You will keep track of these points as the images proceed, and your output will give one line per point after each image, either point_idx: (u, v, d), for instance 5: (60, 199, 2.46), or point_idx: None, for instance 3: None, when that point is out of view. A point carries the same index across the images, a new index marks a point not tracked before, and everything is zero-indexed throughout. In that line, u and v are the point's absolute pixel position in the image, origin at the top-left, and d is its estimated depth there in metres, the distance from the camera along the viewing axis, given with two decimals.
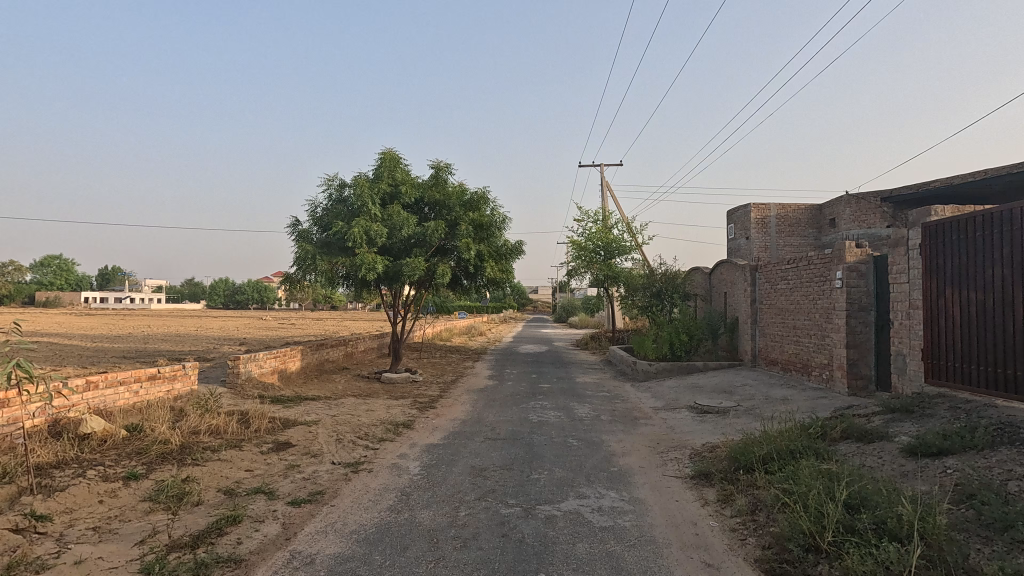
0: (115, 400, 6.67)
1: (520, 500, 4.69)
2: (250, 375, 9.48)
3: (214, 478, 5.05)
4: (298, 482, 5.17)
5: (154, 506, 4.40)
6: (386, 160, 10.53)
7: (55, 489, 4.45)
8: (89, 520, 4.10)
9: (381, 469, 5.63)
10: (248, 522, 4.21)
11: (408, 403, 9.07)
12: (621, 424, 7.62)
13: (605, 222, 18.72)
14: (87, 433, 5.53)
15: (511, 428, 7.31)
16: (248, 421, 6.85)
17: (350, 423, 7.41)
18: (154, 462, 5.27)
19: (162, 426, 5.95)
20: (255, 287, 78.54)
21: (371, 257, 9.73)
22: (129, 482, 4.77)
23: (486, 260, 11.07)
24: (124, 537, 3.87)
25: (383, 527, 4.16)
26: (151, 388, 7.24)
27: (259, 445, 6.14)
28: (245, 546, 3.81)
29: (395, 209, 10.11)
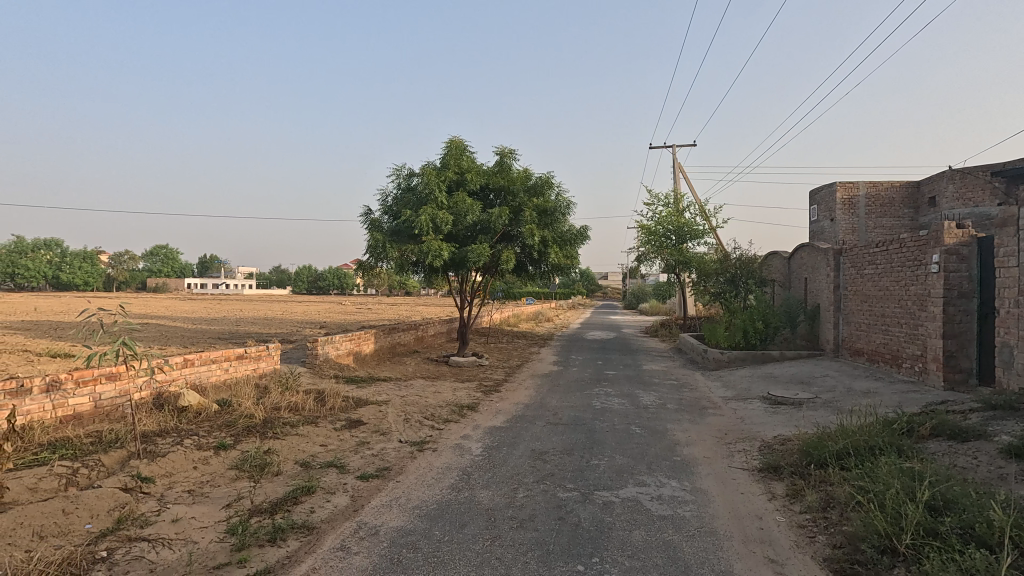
0: (209, 377, 7.30)
1: (579, 484, 4.71)
2: (328, 356, 10.06)
3: (293, 451, 5.43)
4: (368, 457, 5.46)
5: (240, 474, 4.81)
6: (452, 148, 10.73)
7: (157, 454, 4.97)
8: (185, 483, 4.55)
9: (444, 449, 5.83)
10: (321, 492, 4.52)
11: (474, 386, 9.29)
12: (687, 413, 7.42)
13: (676, 205, 18.11)
14: (185, 405, 6.12)
15: (573, 414, 7.31)
16: (324, 399, 7.30)
17: (417, 404, 7.70)
18: (240, 434, 5.74)
19: (248, 402, 6.46)
20: (336, 273, 82.80)
21: (438, 244, 9.97)
22: (219, 451, 5.24)
23: (551, 246, 11.02)
24: (213, 500, 4.26)
25: (444, 504, 4.32)
26: (240, 366, 7.85)
27: (333, 422, 6.53)
28: (317, 515, 4.09)
29: (460, 196, 10.28)
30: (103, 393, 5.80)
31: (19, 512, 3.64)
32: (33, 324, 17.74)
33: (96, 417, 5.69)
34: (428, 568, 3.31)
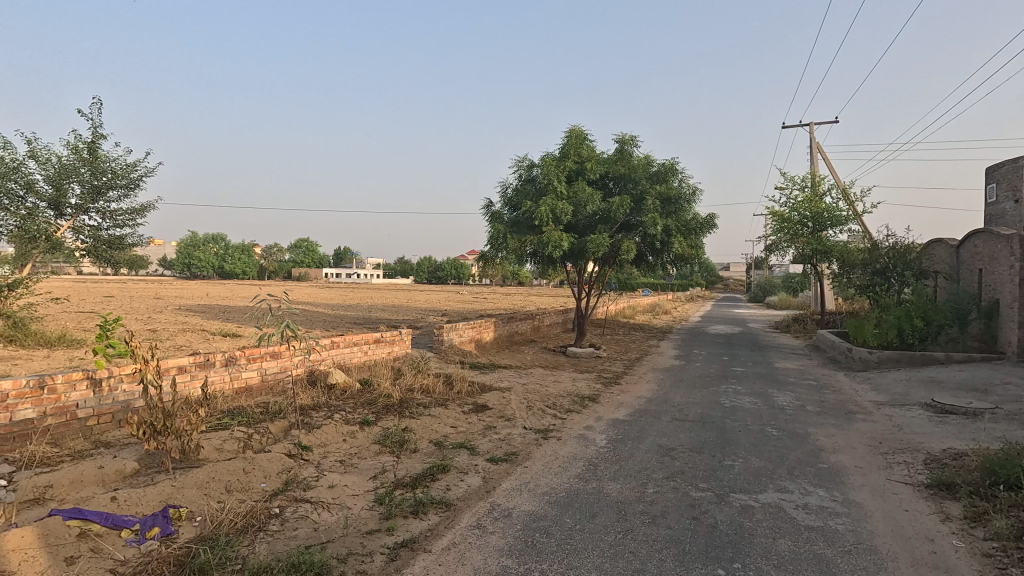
0: (352, 358, 8.00)
1: (712, 485, 4.48)
2: (452, 343, 10.55)
3: (427, 431, 5.78)
4: (495, 441, 5.65)
5: (382, 448, 5.22)
6: (572, 137, 10.68)
7: (313, 426, 5.55)
8: (338, 454, 5.04)
9: (569, 438, 5.85)
10: (454, 472, 4.76)
11: (593, 377, 9.25)
12: (831, 417, 6.77)
13: (815, 189, 16.50)
14: (333, 383, 6.77)
15: (701, 411, 6.99)
16: (452, 383, 7.68)
17: (539, 393, 7.82)
18: (381, 412, 6.23)
19: (386, 383, 6.98)
20: (453, 264, 86.53)
21: (558, 235, 9.99)
22: (364, 427, 5.73)
23: (674, 235, 10.58)
24: (361, 471, 4.67)
25: (573, 493, 4.34)
26: (377, 349, 8.49)
27: (460, 405, 6.84)
28: (453, 493, 4.31)
29: (580, 185, 10.20)
30: (268, 369, 6.56)
31: (211, 468, 4.25)
32: (207, 307, 20.67)
33: (263, 389, 6.47)
34: (563, 554, 3.35)
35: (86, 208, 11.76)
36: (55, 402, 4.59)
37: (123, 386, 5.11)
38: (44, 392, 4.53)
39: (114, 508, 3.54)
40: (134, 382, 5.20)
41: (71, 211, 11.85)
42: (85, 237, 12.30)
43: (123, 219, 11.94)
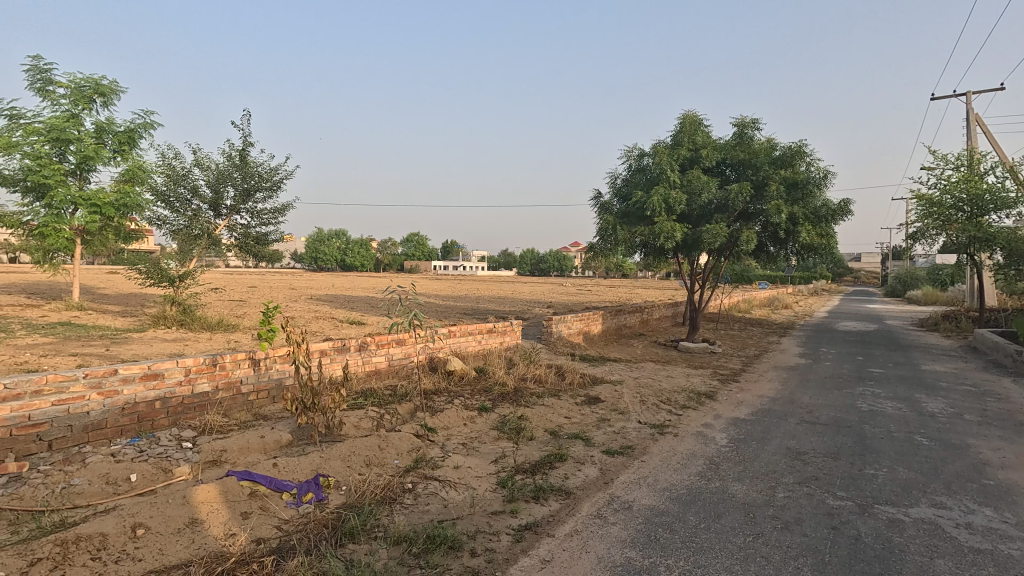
0: (468, 346, 8.35)
1: (853, 494, 4.14)
2: (561, 334, 10.64)
3: (542, 420, 5.91)
4: (610, 434, 5.64)
5: (501, 434, 5.42)
6: (687, 124, 10.27)
7: (436, 410, 5.89)
8: (460, 437, 5.31)
9: (686, 435, 5.69)
10: (572, 461, 4.82)
11: (709, 374, 8.87)
12: (997, 429, 5.94)
13: (974, 168, 14.42)
14: (452, 369, 7.13)
15: (834, 414, 6.45)
16: (563, 374, 7.75)
17: (652, 387, 7.66)
18: (497, 400, 6.47)
19: (501, 372, 7.22)
20: (556, 256, 86.71)
21: (671, 225, 9.66)
22: (482, 413, 5.98)
23: (801, 223, 9.80)
24: (483, 454, 4.89)
25: (695, 491, 4.23)
26: (490, 339, 8.78)
27: (573, 397, 6.90)
28: (572, 481, 4.38)
29: (695, 173, 9.77)
30: (394, 354, 7.06)
31: (351, 443, 4.67)
32: (334, 297, 22.62)
33: (390, 374, 6.98)
34: (688, 552, 3.28)
35: (238, 209, 13.33)
36: (224, 377, 5.28)
37: (276, 365, 5.76)
38: (216, 368, 5.21)
39: (275, 473, 4.03)
40: (285, 362, 5.83)
41: (226, 211, 13.51)
42: (237, 234, 13.96)
43: (268, 218, 13.39)
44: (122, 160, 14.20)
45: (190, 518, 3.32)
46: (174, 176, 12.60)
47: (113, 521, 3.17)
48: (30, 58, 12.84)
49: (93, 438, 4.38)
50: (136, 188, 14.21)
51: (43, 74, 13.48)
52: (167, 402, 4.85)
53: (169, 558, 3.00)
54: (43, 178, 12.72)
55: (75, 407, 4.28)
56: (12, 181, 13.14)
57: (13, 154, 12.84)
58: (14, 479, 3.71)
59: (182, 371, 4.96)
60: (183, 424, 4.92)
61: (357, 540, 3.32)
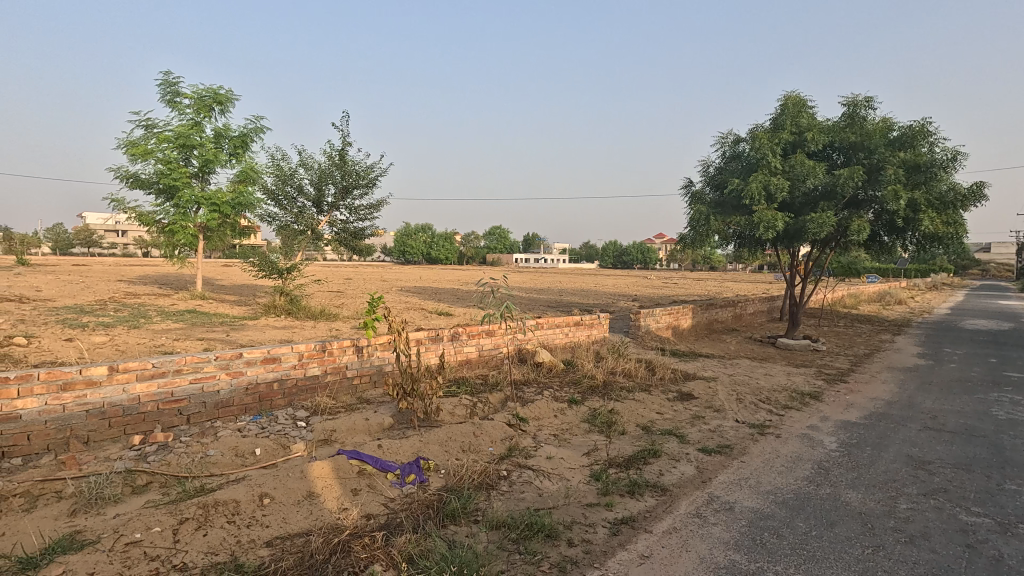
0: (555, 339, 8.36)
1: (991, 511, 3.72)
2: (649, 328, 10.39)
3: (634, 415, 5.82)
4: (706, 431, 5.45)
5: (592, 427, 5.41)
6: (789, 105, 9.62)
7: (527, 400, 5.97)
8: (551, 428, 5.36)
9: (790, 436, 5.37)
10: (666, 457, 4.70)
11: (812, 373, 8.30)
12: None
13: None
14: (540, 361, 7.19)
15: (963, 422, 5.82)
16: (654, 369, 7.57)
17: (749, 385, 7.30)
18: (586, 392, 6.45)
19: (590, 365, 7.17)
20: (639, 248, 84.58)
21: (771, 214, 9.11)
22: (572, 405, 5.99)
23: (923, 210, 8.88)
24: (575, 447, 4.90)
25: (803, 495, 3.99)
26: (578, 331, 8.74)
27: (664, 392, 6.73)
28: (668, 478, 4.28)
29: (799, 158, 9.14)
30: (484, 345, 7.23)
31: (448, 429, 4.85)
32: (422, 289, 23.49)
33: (480, 363, 7.16)
34: (798, 559, 3.11)
35: (338, 205, 14.18)
36: (332, 362, 5.65)
37: (377, 352, 6.08)
38: (325, 354, 5.59)
39: (379, 454, 4.27)
40: (385, 349, 6.15)
41: (327, 208, 14.44)
42: (337, 229, 14.87)
43: (364, 213, 14.14)
44: (237, 162, 15.56)
45: (308, 491, 3.60)
46: (282, 176, 13.61)
47: (244, 489, 3.51)
48: (162, 72, 14.33)
49: (224, 414, 4.87)
50: (249, 188, 15.51)
51: (172, 87, 14.99)
52: (284, 384, 5.28)
53: (292, 526, 3.27)
54: (173, 181, 14.20)
55: (208, 385, 4.77)
56: (148, 184, 14.78)
57: (149, 160, 14.42)
58: (162, 447, 4.20)
59: (296, 356, 5.37)
60: (296, 404, 5.34)
61: (457, 522, 3.45)
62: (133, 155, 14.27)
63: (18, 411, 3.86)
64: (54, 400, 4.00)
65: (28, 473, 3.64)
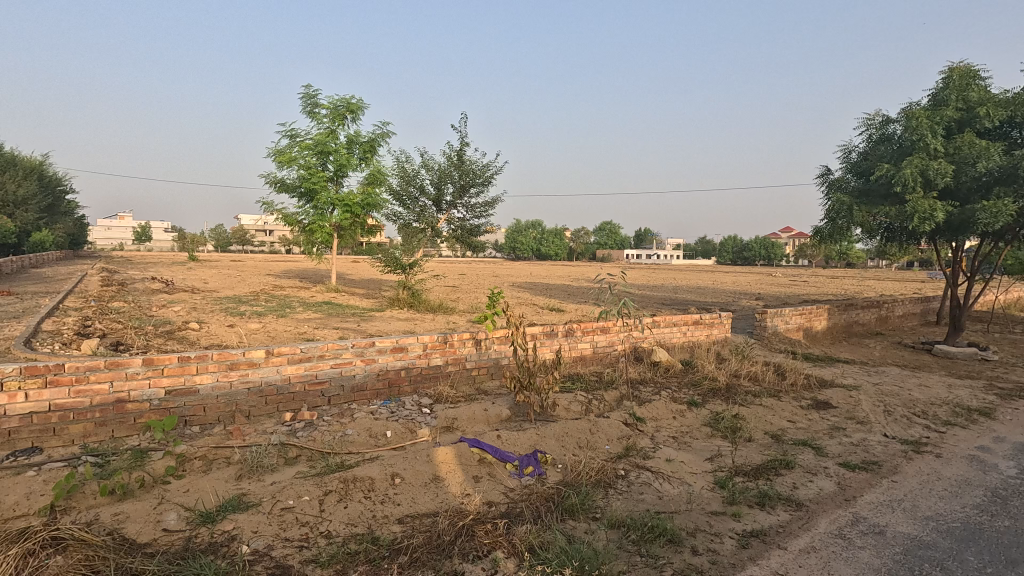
0: (673, 338, 8.04)
1: None
2: (777, 329, 9.63)
3: (761, 421, 5.43)
4: (847, 445, 4.93)
5: (715, 432, 5.13)
6: (955, 77, 8.39)
7: (643, 400, 5.82)
8: (670, 430, 5.17)
9: (954, 457, 4.69)
10: (801, 470, 4.33)
11: (980, 386, 7.18)
12: None
13: None
14: (657, 360, 6.97)
15: None
16: (783, 373, 7.01)
17: (899, 396, 6.49)
18: (707, 395, 6.13)
19: (711, 366, 6.81)
20: (763, 243, 78.70)
21: (929, 203, 8.03)
22: (692, 407, 5.73)
23: None
24: (696, 451, 4.68)
25: (973, 526, 3.47)
26: (697, 331, 8.33)
27: (796, 399, 6.20)
28: (803, 492, 3.94)
29: (967, 138, 7.95)
30: (598, 342, 7.15)
31: (564, 424, 4.86)
32: (533, 284, 23.75)
33: (594, 360, 7.11)
34: None
35: (456, 203, 14.79)
36: (453, 353, 5.91)
37: (494, 346, 6.25)
38: (447, 345, 5.86)
39: (498, 444, 4.39)
40: (502, 343, 6.31)
41: (446, 206, 15.16)
42: (454, 227, 15.54)
43: (480, 211, 14.63)
44: (366, 165, 16.84)
45: (434, 475, 3.80)
46: (406, 177, 14.70)
47: (378, 468, 3.79)
48: (304, 87, 15.86)
49: (358, 397, 5.29)
50: (376, 189, 16.71)
51: (312, 99, 16.55)
52: (410, 372, 5.62)
53: (421, 506, 3.48)
54: (312, 185, 15.68)
55: (345, 370, 5.21)
56: (292, 188, 16.45)
57: (292, 167, 16.06)
58: (308, 424, 4.67)
59: (420, 346, 5.68)
60: (421, 392, 5.66)
61: (576, 518, 3.45)
62: (280, 163, 15.96)
63: (196, 386, 4.49)
64: (224, 378, 4.60)
65: (204, 440, 4.22)
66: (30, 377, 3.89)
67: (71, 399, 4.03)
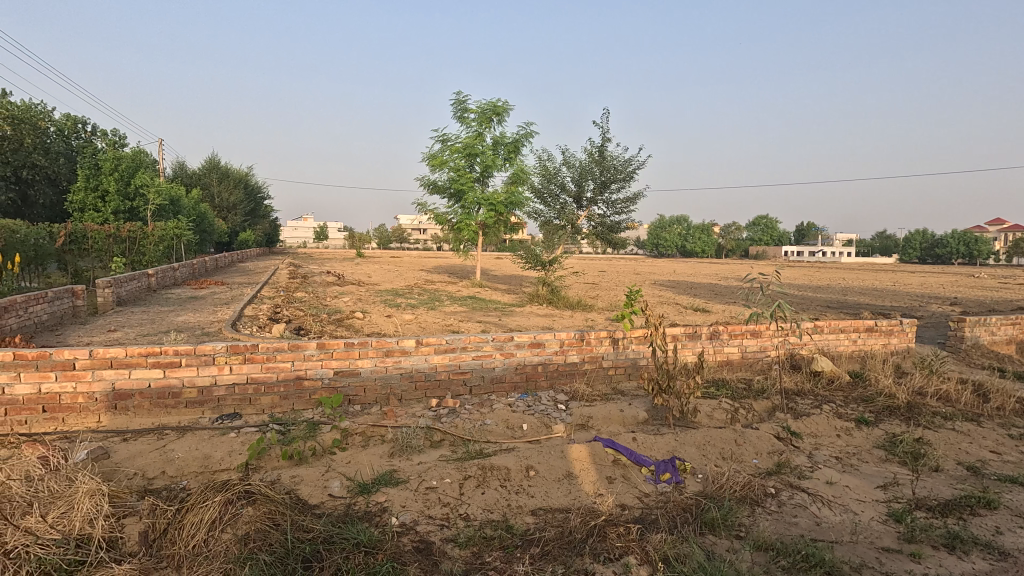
0: (839, 346, 7.13)
1: None
2: (979, 341, 8.06)
3: (953, 449, 4.60)
4: None
5: (890, 457, 4.47)
6: None
7: (800, 413, 5.26)
8: (832, 449, 4.61)
9: None
10: (1007, 513, 3.58)
11: None
12: None
13: None
14: (818, 370, 6.24)
15: None
16: (986, 395, 5.85)
17: None
18: (881, 413, 5.36)
19: (887, 380, 5.93)
20: (963, 238, 66.32)
21: None
22: (861, 426, 5.05)
23: None
24: (865, 476, 4.11)
25: None
26: (870, 339, 7.31)
27: (1003, 427, 5.14)
28: (1010, 540, 3.26)
29: None
30: (748, 346, 6.62)
31: (707, 432, 4.59)
32: (676, 283, 22.62)
33: (743, 365, 6.60)
34: None
35: (597, 199, 14.69)
36: (589, 351, 5.88)
37: (633, 345, 6.09)
38: (583, 343, 5.84)
39: (635, 447, 4.27)
40: (641, 343, 6.12)
41: (586, 203, 15.15)
42: (594, 223, 15.46)
43: (621, 207, 14.36)
44: (510, 165, 17.42)
45: (567, 471, 3.82)
46: (548, 175, 15.01)
47: (514, 459, 3.91)
48: (455, 94, 16.86)
49: (498, 388, 5.52)
50: (519, 188, 17.21)
51: (462, 105, 17.52)
52: (547, 367, 5.71)
53: (554, 501, 3.52)
54: (461, 186, 16.63)
55: (486, 362, 5.45)
56: (443, 189, 17.62)
57: (444, 169, 17.19)
58: (451, 411, 4.98)
59: (557, 343, 5.74)
60: (557, 387, 5.73)
61: (717, 533, 3.24)
62: (433, 166, 17.17)
63: (358, 368, 5.02)
64: (381, 363, 5.08)
65: (364, 418, 4.71)
66: (234, 354, 4.65)
67: (263, 373, 4.74)
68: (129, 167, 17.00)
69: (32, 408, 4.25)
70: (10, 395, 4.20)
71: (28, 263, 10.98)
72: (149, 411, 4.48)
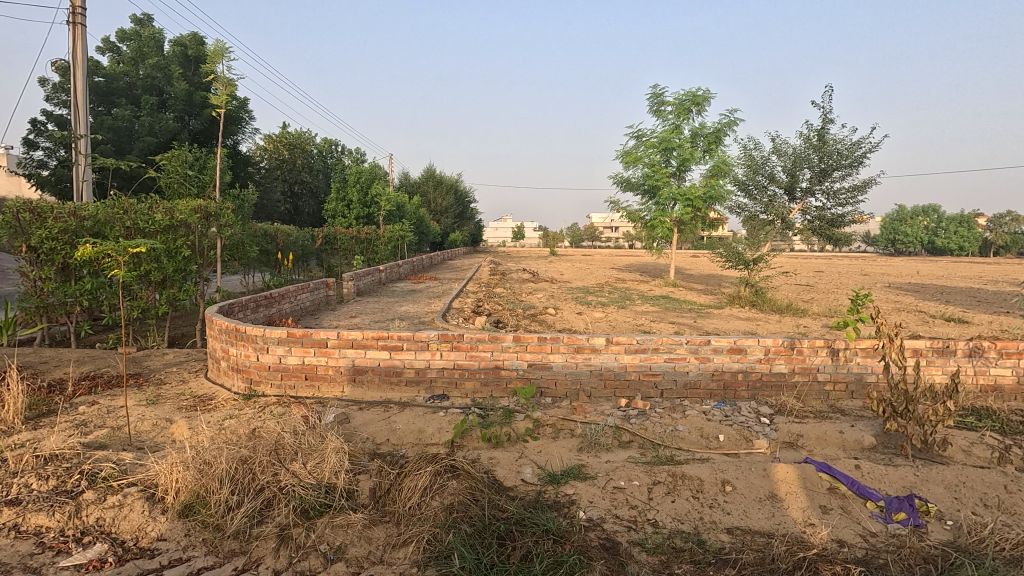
0: None
1: None
2: None
3: None
4: None
5: None
6: None
7: None
8: None
9: None
10: None
11: None
12: None
13: None
14: None
15: None
16: None
17: None
18: None
19: None
20: None
21: None
22: None
23: None
24: None
25: None
26: None
27: None
28: None
29: None
30: None
31: (960, 471, 3.74)
32: (922, 286, 18.77)
33: (1018, 394, 5.23)
34: None
35: (814, 189, 12.97)
36: (801, 362, 5.23)
37: (858, 358, 5.25)
38: (794, 352, 5.21)
39: (859, 476, 3.67)
40: (869, 356, 5.24)
41: (801, 194, 13.51)
42: (811, 217, 13.72)
43: (845, 197, 12.51)
44: (710, 157, 16.39)
45: (771, 492, 3.46)
46: (754, 165, 13.76)
47: (708, 470, 3.67)
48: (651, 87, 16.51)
49: (691, 394, 5.24)
50: (720, 181, 16.10)
51: (658, 98, 17.01)
52: (749, 375, 5.24)
53: (754, 522, 3.21)
54: (656, 181, 16.12)
55: (679, 366, 5.21)
56: (636, 186, 17.31)
57: (638, 165, 16.91)
58: (641, 412, 4.88)
59: (762, 350, 5.21)
60: (760, 399, 5.22)
61: None
62: (628, 163, 16.97)
63: (550, 362, 5.21)
64: (571, 359, 5.19)
65: (555, 410, 4.89)
66: (443, 341, 5.20)
67: (467, 360, 5.22)
68: (367, 179, 20.20)
69: (298, 375, 5.30)
70: (284, 363, 5.30)
71: (298, 260, 13.76)
72: (378, 386, 5.27)
